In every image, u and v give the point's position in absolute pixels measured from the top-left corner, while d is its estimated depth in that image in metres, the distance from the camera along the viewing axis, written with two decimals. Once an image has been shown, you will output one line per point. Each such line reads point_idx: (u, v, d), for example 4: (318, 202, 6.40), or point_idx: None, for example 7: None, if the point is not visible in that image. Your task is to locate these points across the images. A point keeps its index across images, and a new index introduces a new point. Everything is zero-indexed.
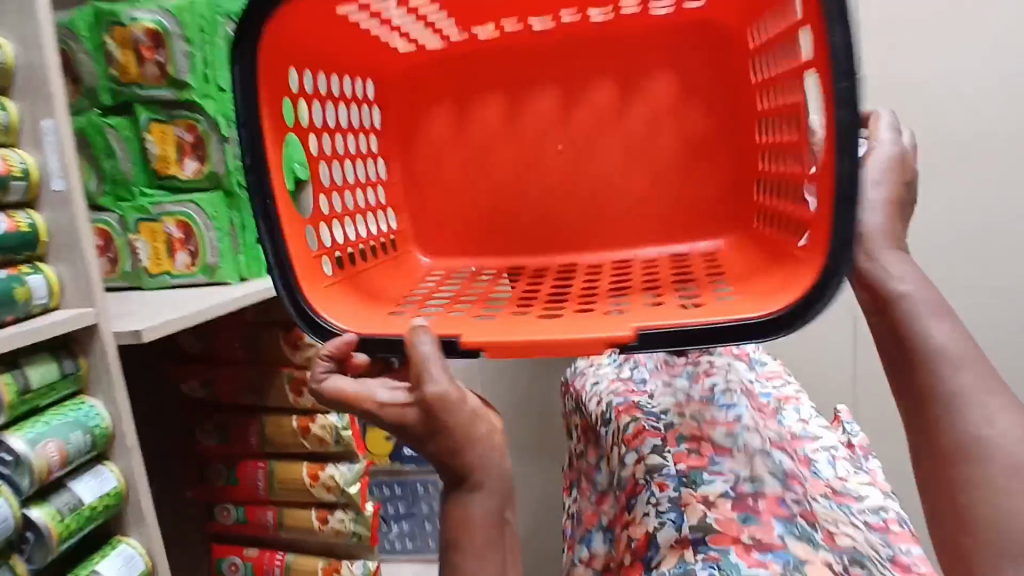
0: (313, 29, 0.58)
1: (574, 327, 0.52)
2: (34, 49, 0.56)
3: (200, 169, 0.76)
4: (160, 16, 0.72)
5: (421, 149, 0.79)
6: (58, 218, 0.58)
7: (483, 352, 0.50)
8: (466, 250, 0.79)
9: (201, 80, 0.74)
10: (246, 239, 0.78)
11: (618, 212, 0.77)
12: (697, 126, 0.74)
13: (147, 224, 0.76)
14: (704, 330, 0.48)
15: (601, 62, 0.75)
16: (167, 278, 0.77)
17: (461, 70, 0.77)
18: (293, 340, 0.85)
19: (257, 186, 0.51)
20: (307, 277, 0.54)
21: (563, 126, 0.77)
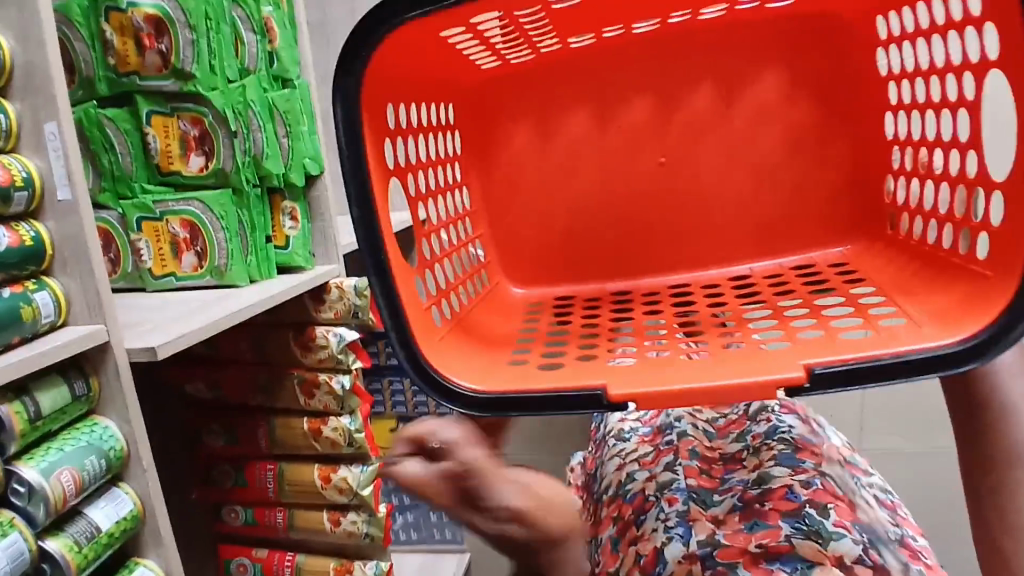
0: (412, 54, 0.46)
1: (725, 370, 0.42)
2: (35, 48, 0.51)
3: (206, 166, 0.72)
4: (163, 1, 0.67)
5: (502, 170, 0.68)
6: (64, 229, 0.54)
7: (632, 403, 0.41)
8: (557, 279, 0.69)
9: (207, 71, 0.69)
10: (256, 240, 0.74)
11: (738, 224, 0.65)
12: (814, 129, 0.63)
13: (149, 224, 0.72)
14: (905, 365, 0.38)
15: (697, 61, 0.63)
16: (173, 280, 0.74)
17: (541, 77, 0.65)
18: (304, 340, 0.82)
19: (363, 239, 0.42)
20: (422, 331, 0.47)
21: (658, 134, 0.65)
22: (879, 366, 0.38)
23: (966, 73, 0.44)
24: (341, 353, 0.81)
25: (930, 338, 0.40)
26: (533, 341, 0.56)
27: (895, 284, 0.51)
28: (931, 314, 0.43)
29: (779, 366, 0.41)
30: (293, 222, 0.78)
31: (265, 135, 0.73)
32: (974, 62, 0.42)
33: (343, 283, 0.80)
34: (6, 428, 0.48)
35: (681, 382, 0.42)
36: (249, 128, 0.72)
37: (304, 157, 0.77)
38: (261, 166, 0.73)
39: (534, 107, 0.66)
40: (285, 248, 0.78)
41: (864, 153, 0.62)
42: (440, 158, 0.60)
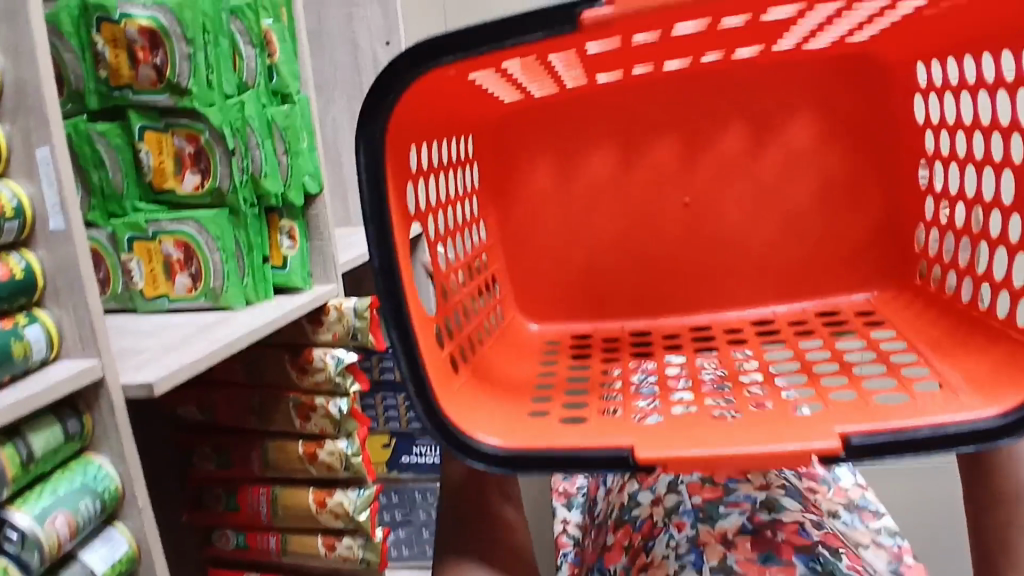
0: (435, 98, 0.48)
1: (765, 434, 0.44)
2: (23, 64, 0.48)
3: (201, 184, 0.69)
4: (158, 12, 0.64)
5: (521, 205, 0.69)
6: (56, 259, 0.51)
7: (662, 467, 0.43)
8: (570, 316, 0.71)
9: (204, 86, 0.66)
10: (252, 261, 0.72)
11: (762, 266, 0.67)
12: (838, 177, 0.65)
13: (141, 244, 0.69)
14: (941, 436, 0.41)
15: (726, 102, 0.65)
16: (166, 302, 0.71)
17: (560, 112, 0.67)
18: (301, 363, 0.79)
19: (383, 291, 0.43)
20: (441, 382, 0.48)
21: (685, 173, 0.67)
22: (908, 439, 0.41)
23: (1015, 133, 0.47)
24: (338, 375, 0.79)
25: (965, 408, 0.43)
26: (555, 387, 0.57)
27: (925, 341, 0.54)
28: (971, 379, 0.46)
29: (813, 431, 0.43)
30: (291, 242, 0.75)
31: (264, 154, 0.70)
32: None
33: (341, 304, 0.78)
34: None
35: (713, 446, 0.43)
36: (249, 146, 0.69)
37: (304, 175, 0.74)
38: (259, 185, 0.70)
39: (552, 141, 0.67)
40: (282, 268, 0.75)
41: (901, 198, 0.64)
42: (456, 194, 0.62)
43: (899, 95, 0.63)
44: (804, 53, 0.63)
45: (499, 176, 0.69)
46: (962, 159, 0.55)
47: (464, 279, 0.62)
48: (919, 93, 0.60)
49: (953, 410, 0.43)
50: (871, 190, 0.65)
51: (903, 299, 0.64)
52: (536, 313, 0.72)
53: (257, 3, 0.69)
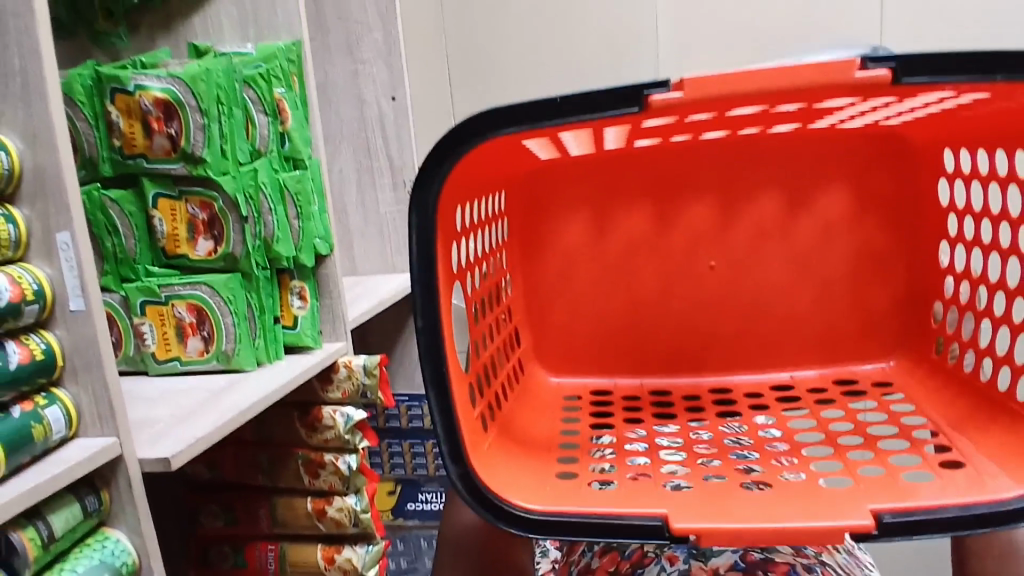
0: (486, 153, 0.51)
1: (796, 508, 0.49)
2: (42, 150, 0.48)
3: (214, 250, 0.70)
4: (172, 84, 0.65)
5: (549, 261, 0.75)
6: (75, 341, 0.51)
7: (693, 537, 0.47)
8: (584, 367, 0.77)
9: (218, 155, 0.67)
10: (264, 322, 0.73)
11: (790, 329, 0.73)
12: (871, 250, 0.71)
13: (154, 308, 0.70)
14: (969, 518, 0.45)
15: (759, 172, 0.70)
16: (177, 364, 0.72)
17: (604, 171, 0.71)
18: (310, 421, 0.79)
19: (425, 347, 0.48)
20: (473, 442, 0.52)
21: (716, 240, 0.72)
22: (936, 518, 0.45)
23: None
24: (347, 433, 0.79)
25: (990, 490, 0.47)
26: (578, 447, 0.62)
27: (948, 421, 0.59)
28: (999, 461, 0.51)
29: (843, 509, 0.48)
30: (301, 302, 0.76)
31: (276, 219, 0.71)
32: None
33: (351, 361, 0.79)
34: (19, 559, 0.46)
35: (745, 519, 0.47)
36: (264, 211, 0.71)
37: (314, 238, 0.75)
38: (271, 249, 0.72)
39: (586, 197, 0.72)
40: (293, 328, 0.76)
41: (922, 278, 0.70)
42: (490, 249, 0.67)
43: (931, 175, 0.67)
44: (845, 136, 0.68)
45: (531, 227, 0.74)
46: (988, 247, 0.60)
47: (492, 334, 0.67)
48: (946, 177, 0.66)
49: (977, 494, 0.47)
50: (893, 264, 0.71)
51: (918, 373, 0.69)
52: (555, 366, 0.77)
53: (269, 73, 0.70)
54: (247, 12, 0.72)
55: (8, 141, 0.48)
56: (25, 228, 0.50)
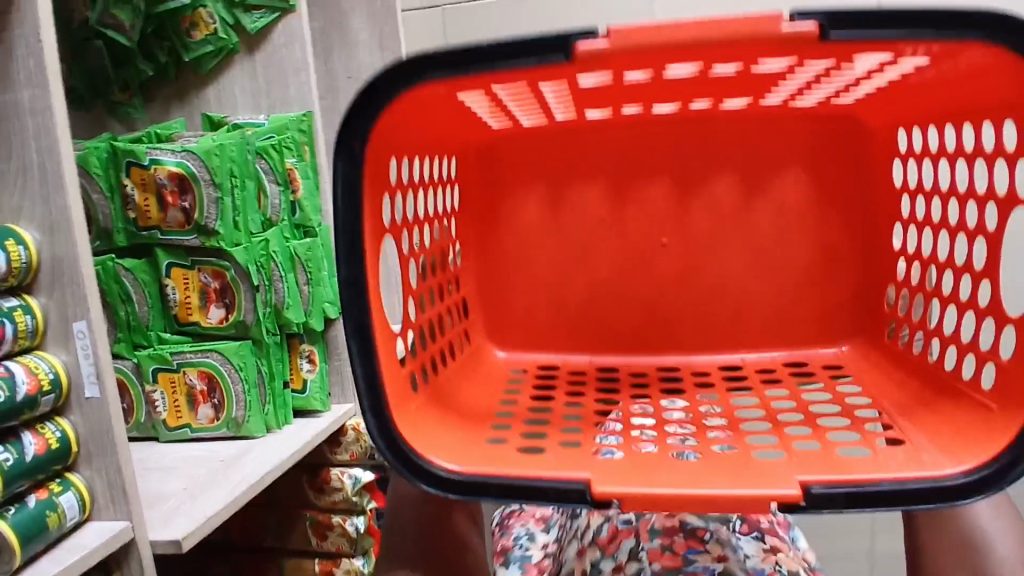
0: (417, 108, 0.46)
1: (723, 480, 0.43)
2: (59, 239, 0.49)
3: (226, 317, 0.71)
4: (186, 159, 0.66)
5: (509, 237, 0.69)
6: (90, 427, 0.52)
7: (618, 501, 0.41)
8: (537, 347, 0.70)
9: (231, 226, 0.68)
10: (273, 388, 0.73)
11: (749, 310, 0.66)
12: (837, 237, 0.64)
13: (166, 375, 0.71)
14: (901, 493, 0.39)
15: (716, 149, 0.65)
16: (188, 431, 0.72)
17: (564, 141, 0.66)
18: (319, 484, 0.80)
19: (347, 298, 0.42)
20: (399, 404, 0.46)
21: (675, 221, 0.66)
22: (878, 492, 0.39)
23: (990, 201, 0.48)
24: (355, 495, 0.79)
25: (930, 466, 0.41)
26: (515, 416, 0.57)
27: (899, 406, 0.52)
28: (939, 444, 0.44)
29: (771, 480, 0.42)
30: (310, 365, 0.77)
31: (286, 286, 0.72)
32: (1003, 195, 0.46)
33: (360, 424, 0.79)
34: None
35: (673, 487, 0.42)
36: (274, 279, 0.72)
37: (324, 302, 0.76)
38: (281, 316, 0.73)
39: (542, 169, 0.67)
40: (302, 391, 0.77)
41: (880, 261, 0.63)
42: (433, 212, 0.60)
43: (883, 165, 0.62)
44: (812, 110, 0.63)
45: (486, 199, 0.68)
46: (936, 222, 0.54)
47: (437, 298, 0.61)
48: (900, 157, 0.60)
49: (921, 469, 0.41)
50: (852, 244, 0.64)
51: (874, 359, 0.62)
52: (505, 341, 0.70)
53: (281, 143, 0.71)
54: (260, 86, 0.74)
55: (27, 237, 0.49)
56: (42, 317, 0.50)
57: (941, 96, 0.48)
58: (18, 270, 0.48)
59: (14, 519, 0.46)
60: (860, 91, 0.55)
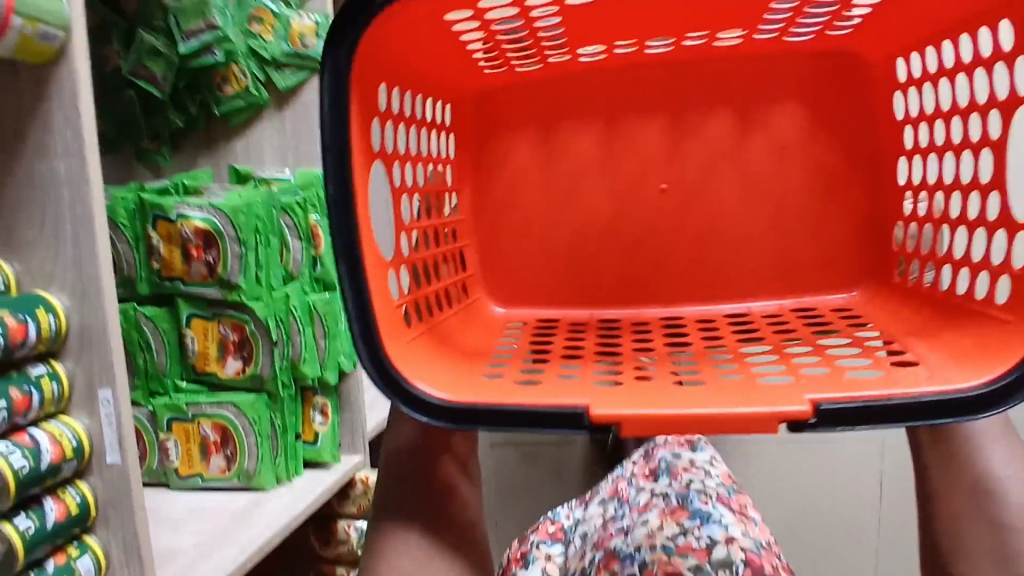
0: (404, 35, 0.45)
1: (728, 399, 0.41)
2: (88, 305, 0.50)
3: (242, 369, 0.71)
4: (213, 216, 0.67)
5: (502, 181, 0.70)
6: (109, 489, 0.52)
7: (618, 427, 0.40)
8: (536, 299, 0.71)
9: (253, 281, 0.69)
10: (285, 440, 0.74)
11: (757, 255, 0.68)
12: (830, 164, 0.66)
13: (180, 424, 0.71)
14: (918, 409, 0.38)
15: (705, 88, 0.67)
16: (199, 480, 0.73)
17: (550, 90, 0.68)
18: (326, 535, 0.81)
19: (334, 216, 0.39)
20: (391, 332, 0.43)
21: (667, 162, 0.68)
22: (888, 406, 0.38)
23: (993, 108, 0.48)
24: (361, 548, 0.80)
25: (944, 380, 0.40)
26: (512, 357, 0.57)
27: (914, 328, 0.53)
28: (947, 355, 0.45)
29: (778, 398, 0.40)
30: (323, 418, 0.77)
31: (304, 340, 0.73)
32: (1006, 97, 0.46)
33: (369, 476, 0.80)
34: None
35: (678, 407, 0.40)
36: (292, 333, 0.73)
37: (339, 356, 0.77)
38: (297, 370, 0.73)
39: (532, 112, 0.69)
40: (313, 443, 0.77)
41: (885, 197, 0.65)
42: (432, 153, 0.62)
43: (882, 94, 0.64)
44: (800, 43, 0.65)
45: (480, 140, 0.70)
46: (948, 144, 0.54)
47: (432, 243, 0.61)
48: (900, 88, 0.61)
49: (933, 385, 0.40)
50: (846, 181, 0.66)
51: (880, 299, 0.63)
52: (503, 295, 0.71)
53: (305, 200, 0.73)
54: (287, 138, 0.76)
55: (56, 305, 0.49)
56: (67, 381, 0.51)
57: (951, 3, 0.49)
58: (47, 338, 0.49)
59: None
60: (855, 14, 0.57)
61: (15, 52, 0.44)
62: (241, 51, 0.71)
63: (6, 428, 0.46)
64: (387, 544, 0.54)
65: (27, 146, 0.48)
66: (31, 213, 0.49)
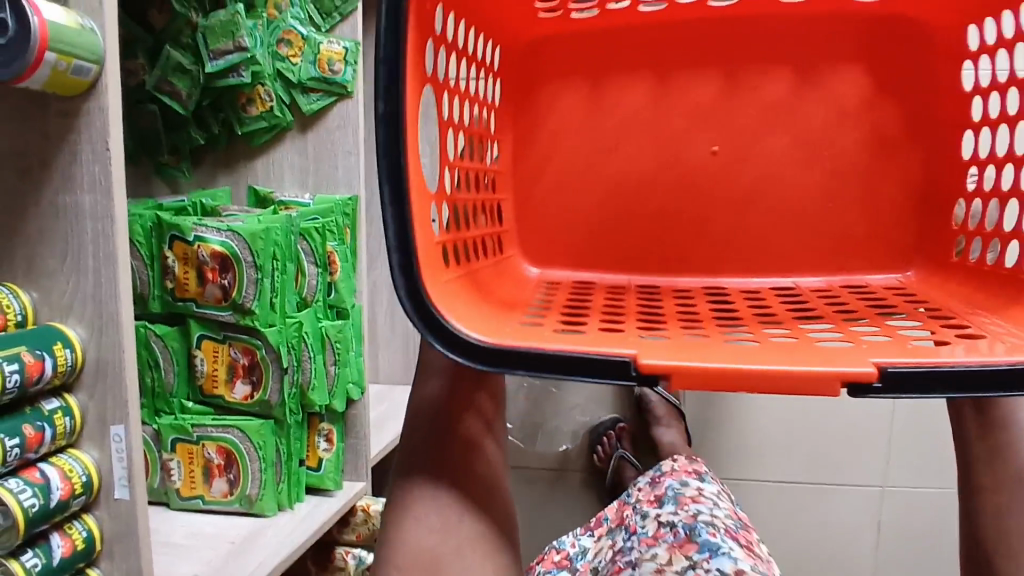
0: None
1: (805, 359, 0.41)
2: (106, 339, 0.49)
3: (251, 394, 0.71)
4: (231, 239, 0.66)
5: (543, 133, 0.74)
6: (116, 524, 0.52)
7: (667, 379, 0.40)
8: (565, 261, 0.74)
9: (268, 308, 0.68)
10: (289, 467, 0.74)
11: (791, 223, 0.71)
12: (886, 123, 0.69)
13: (184, 445, 0.71)
14: (987, 375, 0.37)
15: (764, 50, 0.70)
16: (200, 502, 0.72)
17: (605, 45, 0.72)
18: (322, 561, 0.81)
19: (383, 133, 0.38)
20: (430, 267, 0.43)
21: (715, 118, 0.71)
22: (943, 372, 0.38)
23: None
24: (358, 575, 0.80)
25: (1013, 353, 0.39)
26: (548, 309, 0.58)
27: (971, 304, 0.55)
28: (1019, 331, 0.45)
29: (841, 360, 0.40)
30: (327, 444, 0.77)
31: (314, 366, 0.73)
32: None
33: (370, 505, 0.79)
34: None
35: (739, 362, 0.40)
36: (303, 359, 0.72)
37: (348, 382, 0.77)
38: (305, 397, 0.73)
39: (577, 62, 0.73)
40: (316, 469, 0.77)
41: (941, 170, 0.68)
42: (481, 95, 0.66)
43: (950, 62, 0.66)
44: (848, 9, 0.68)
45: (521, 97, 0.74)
46: (996, 118, 0.60)
47: (471, 189, 0.63)
48: (968, 59, 0.64)
49: (991, 355, 0.39)
50: (906, 147, 0.69)
51: (937, 276, 0.65)
52: (538, 257, 0.74)
53: (324, 227, 0.72)
54: (308, 161, 0.76)
55: (73, 341, 0.49)
56: (80, 416, 0.50)
57: None
58: (63, 372, 0.48)
59: None
60: None
61: (46, 85, 0.43)
62: (268, 72, 0.71)
63: (17, 464, 0.45)
64: (412, 503, 0.57)
65: (54, 177, 0.48)
66: (54, 243, 0.49)
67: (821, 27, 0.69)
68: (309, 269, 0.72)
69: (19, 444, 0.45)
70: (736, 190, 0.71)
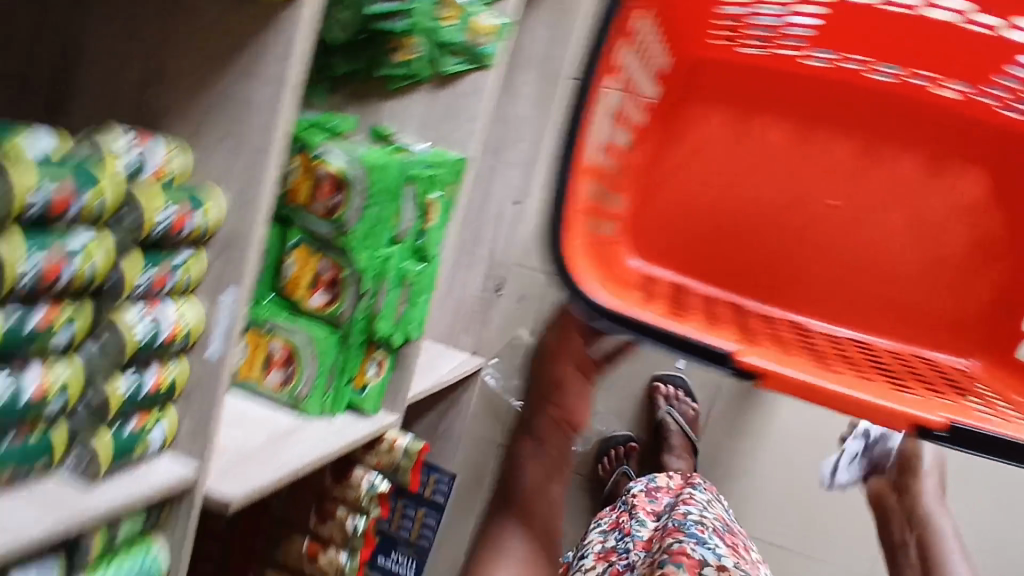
0: None
1: (885, 399, 0.59)
2: (242, 215, 0.55)
3: (326, 305, 0.77)
4: (351, 164, 0.72)
5: (682, 146, 0.84)
6: (201, 376, 0.58)
7: (758, 379, 0.60)
8: (671, 260, 0.85)
9: (365, 233, 0.74)
10: (340, 379, 0.80)
11: (886, 289, 0.84)
12: (993, 229, 0.82)
13: (253, 334, 0.77)
14: (1014, 448, 0.56)
15: (907, 133, 0.83)
16: (254, 386, 0.79)
17: (763, 83, 0.83)
18: (338, 477, 0.87)
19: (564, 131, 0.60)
20: (573, 235, 0.66)
21: (834, 178, 0.84)
22: (982, 438, 0.57)
23: None
24: (366, 499, 0.86)
25: (1012, 431, 0.58)
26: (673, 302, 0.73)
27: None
28: None
29: (925, 412, 0.59)
30: (377, 371, 0.83)
31: (388, 298, 0.79)
32: None
33: (397, 440, 0.85)
34: (87, 546, 0.52)
35: (816, 375, 0.61)
36: (381, 290, 0.78)
37: (412, 322, 0.83)
38: (372, 325, 0.79)
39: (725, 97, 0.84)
40: (361, 392, 0.83)
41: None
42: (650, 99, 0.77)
43: None
44: (986, 112, 0.80)
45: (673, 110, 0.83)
46: None
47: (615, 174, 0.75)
48: None
49: (995, 426, 0.58)
50: (1003, 244, 0.82)
51: (999, 372, 0.77)
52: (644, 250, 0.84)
53: (434, 176, 0.78)
54: (431, 118, 0.82)
55: (214, 208, 0.54)
56: (201, 272, 0.56)
57: None
58: (199, 232, 0.54)
59: (115, 435, 0.52)
60: None
61: None
62: (421, 28, 0.75)
63: (146, 296, 0.52)
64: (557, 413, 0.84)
65: (236, 65, 0.53)
66: (219, 123, 0.54)
67: (963, 125, 0.82)
68: (406, 213, 0.78)
69: (151, 279, 0.51)
70: (836, 245, 0.84)
